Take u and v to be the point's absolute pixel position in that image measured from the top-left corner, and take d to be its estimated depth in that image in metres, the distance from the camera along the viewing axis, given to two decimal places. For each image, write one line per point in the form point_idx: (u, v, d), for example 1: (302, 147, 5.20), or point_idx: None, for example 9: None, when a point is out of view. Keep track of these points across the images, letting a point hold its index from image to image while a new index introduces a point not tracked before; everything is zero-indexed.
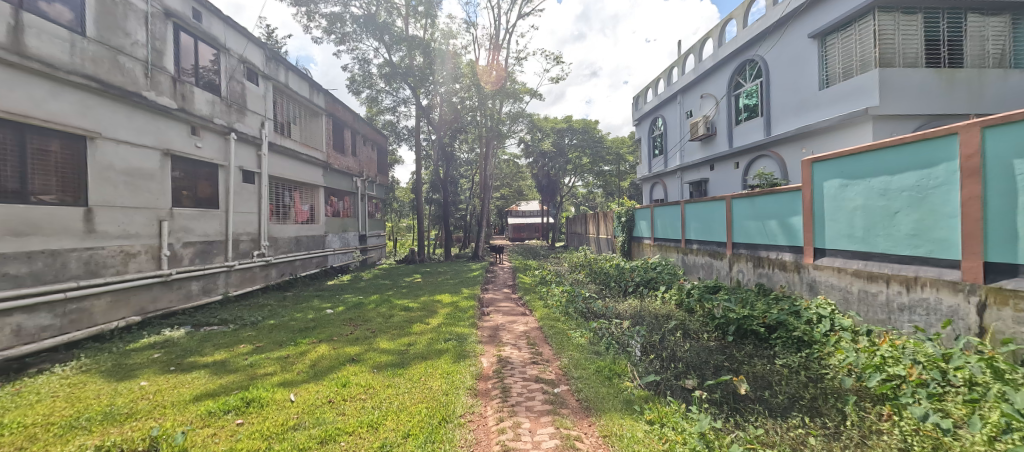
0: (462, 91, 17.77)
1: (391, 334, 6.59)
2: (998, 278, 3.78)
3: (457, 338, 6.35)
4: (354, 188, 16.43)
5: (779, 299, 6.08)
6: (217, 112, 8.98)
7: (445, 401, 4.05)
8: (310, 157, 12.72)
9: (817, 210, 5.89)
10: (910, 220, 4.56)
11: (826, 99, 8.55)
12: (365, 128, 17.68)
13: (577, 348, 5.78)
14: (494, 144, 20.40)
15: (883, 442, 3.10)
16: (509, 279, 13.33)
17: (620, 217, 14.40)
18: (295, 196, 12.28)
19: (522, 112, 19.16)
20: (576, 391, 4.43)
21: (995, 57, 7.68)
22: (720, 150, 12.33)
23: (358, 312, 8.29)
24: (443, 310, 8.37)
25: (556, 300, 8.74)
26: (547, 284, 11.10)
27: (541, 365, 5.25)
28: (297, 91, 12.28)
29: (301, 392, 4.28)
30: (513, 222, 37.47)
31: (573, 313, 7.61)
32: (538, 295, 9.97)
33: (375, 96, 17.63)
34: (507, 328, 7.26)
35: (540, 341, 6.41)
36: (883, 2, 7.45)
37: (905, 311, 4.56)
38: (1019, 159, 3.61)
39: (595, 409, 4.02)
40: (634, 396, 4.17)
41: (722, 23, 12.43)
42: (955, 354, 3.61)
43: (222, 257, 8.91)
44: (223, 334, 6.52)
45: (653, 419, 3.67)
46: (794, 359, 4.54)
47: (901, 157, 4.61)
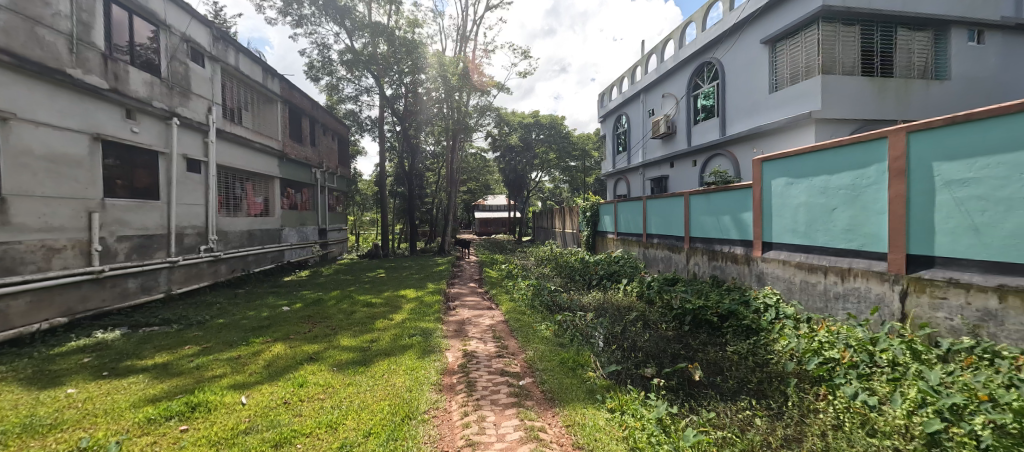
0: (428, 82, 17.35)
1: (352, 331, 6.48)
2: (918, 268, 4.19)
3: (422, 333, 6.33)
4: (313, 180, 15.88)
5: (730, 290, 6.47)
6: (157, 95, 8.41)
7: (409, 398, 4.06)
8: (264, 145, 12.15)
9: (766, 206, 6.27)
10: (845, 216, 4.95)
11: (776, 101, 9.04)
12: (325, 117, 17.07)
13: (543, 341, 5.91)
14: (461, 138, 20.20)
15: (819, 420, 3.38)
16: (476, 274, 13.32)
17: (585, 211, 14.69)
18: (247, 188, 11.74)
19: (489, 105, 19.20)
20: (540, 383, 4.55)
21: (919, 68, 8.42)
22: (679, 147, 12.79)
23: (318, 309, 8.08)
24: (408, 306, 8.29)
25: (522, 293, 8.87)
26: (513, 277, 11.21)
27: (507, 359, 5.34)
28: (249, 75, 11.69)
29: (254, 395, 4.15)
30: (480, 217, 37.46)
31: (539, 306, 7.76)
32: (504, 289, 10.08)
33: (335, 84, 17.06)
34: (473, 322, 7.32)
35: (506, 334, 6.50)
36: (822, 13, 7.99)
37: (840, 299, 4.96)
38: (938, 162, 3.98)
39: (557, 399, 4.14)
40: (597, 386, 4.34)
41: (682, 25, 12.85)
42: (881, 338, 4.00)
43: (164, 252, 8.42)
44: (165, 336, 6.19)
45: (614, 407, 3.85)
46: (743, 346, 4.87)
47: (840, 157, 4.97)
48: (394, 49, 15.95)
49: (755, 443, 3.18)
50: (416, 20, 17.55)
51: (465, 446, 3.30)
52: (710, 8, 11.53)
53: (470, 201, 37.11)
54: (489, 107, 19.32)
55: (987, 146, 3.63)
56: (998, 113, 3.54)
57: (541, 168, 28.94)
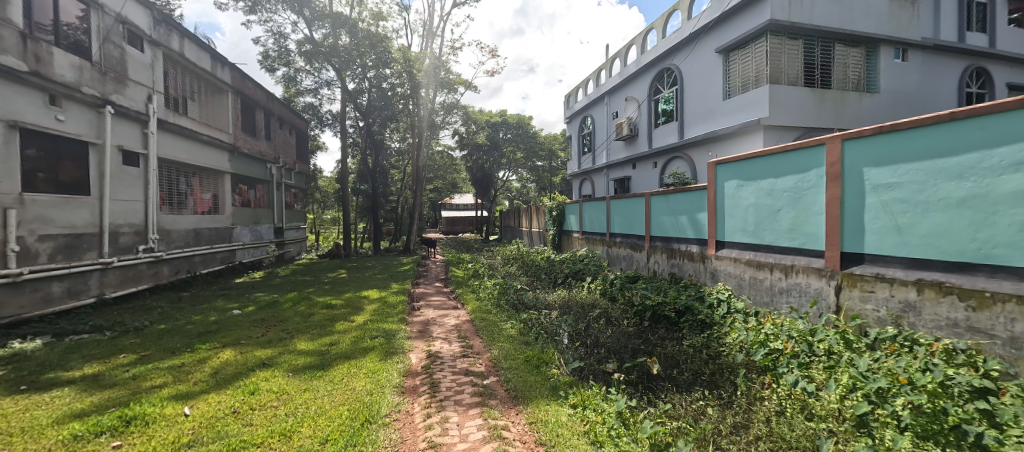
0: (392, 77, 16.55)
1: (310, 334, 6.33)
2: (850, 264, 4.57)
3: (385, 334, 6.27)
4: (268, 176, 15.27)
5: (687, 286, 6.79)
6: (87, 80, 7.83)
7: (370, 402, 4.03)
8: (212, 138, 11.57)
9: (719, 207, 6.62)
10: (789, 217, 5.31)
11: (729, 108, 9.54)
12: (281, 110, 16.42)
13: (508, 339, 6.00)
14: (427, 135, 19.96)
15: (765, 407, 3.65)
16: (442, 273, 13.25)
17: (550, 211, 14.92)
18: (194, 183, 11.15)
19: (456, 103, 19.20)
20: (504, 382, 4.62)
21: (853, 82, 9.14)
22: (641, 150, 13.23)
23: (273, 311, 7.81)
24: (370, 307, 8.15)
25: (488, 292, 8.92)
26: (479, 277, 11.24)
27: (471, 358, 5.38)
28: (195, 62, 11.09)
29: (199, 405, 3.99)
30: (447, 215, 37.15)
31: (504, 305, 7.83)
32: (470, 288, 10.10)
33: (293, 75, 16.46)
34: (438, 322, 7.29)
35: (471, 333, 6.53)
36: (767, 27, 8.52)
37: (784, 293, 5.34)
38: (869, 168, 4.36)
39: (521, 397, 4.22)
40: (560, 383, 4.46)
41: (644, 31, 13.30)
42: (819, 329, 4.34)
43: (95, 253, 7.87)
44: (96, 344, 5.80)
45: (576, 403, 3.97)
46: (698, 339, 5.12)
47: (784, 162, 5.34)
48: (357, 41, 15.60)
49: (707, 432, 3.37)
50: (380, 13, 17.20)
51: (427, 448, 3.31)
52: (670, 16, 11.99)
53: (437, 200, 36.74)
54: (456, 104, 19.24)
55: (910, 155, 4.00)
56: (920, 124, 3.91)
57: (509, 167, 29.07)
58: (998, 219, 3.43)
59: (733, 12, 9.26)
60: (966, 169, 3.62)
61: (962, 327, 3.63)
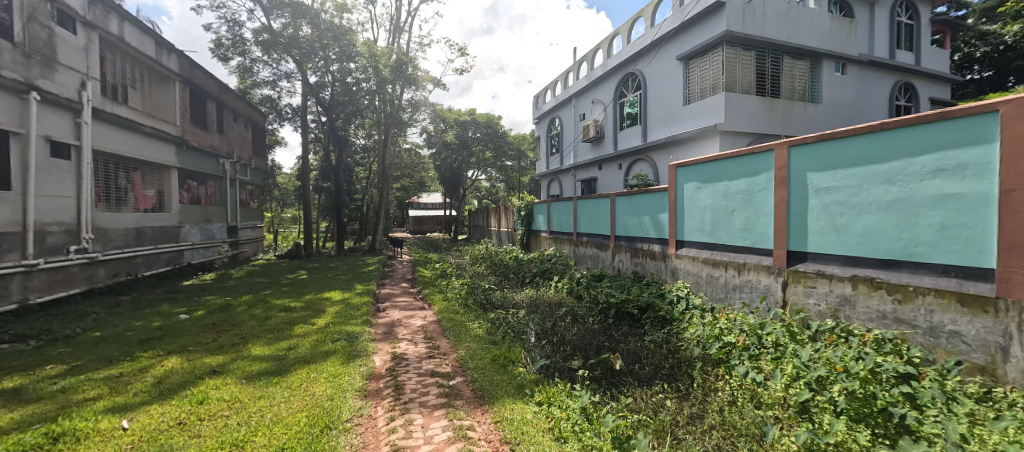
0: (358, 71, 16.26)
1: (266, 338, 6.13)
2: (795, 261, 4.91)
3: (348, 337, 6.17)
4: (221, 171, 14.62)
5: (649, 284, 7.06)
6: (9, 63, 7.23)
7: (330, 407, 3.98)
8: (156, 129, 10.95)
9: (679, 207, 6.92)
10: (742, 218, 5.63)
11: (688, 113, 9.96)
12: (235, 102, 15.70)
13: (475, 339, 6.04)
14: (393, 132, 19.59)
15: (718, 397, 3.87)
16: (409, 274, 13.09)
17: (519, 210, 15.04)
18: (135, 178, 10.54)
19: (424, 100, 18.99)
20: (471, 382, 4.66)
21: (799, 92, 9.77)
22: (607, 151, 13.56)
23: (224, 315, 7.49)
24: (332, 309, 7.97)
25: (456, 292, 8.92)
26: (446, 277, 11.19)
27: (437, 359, 5.39)
28: (136, 47, 10.44)
29: (139, 417, 3.80)
30: (415, 215, 36.63)
31: (472, 305, 7.86)
32: (437, 288, 10.04)
33: (249, 66, 15.79)
34: (403, 323, 7.22)
35: (437, 334, 6.52)
36: (722, 38, 8.96)
37: (736, 289, 5.66)
38: (812, 173, 4.70)
39: (487, 397, 4.28)
40: (526, 381, 4.55)
41: (610, 36, 13.65)
42: (768, 323, 4.65)
43: (18, 255, 7.30)
44: (18, 355, 5.38)
45: (542, 400, 4.07)
46: (659, 335, 5.34)
47: (738, 166, 5.66)
48: (319, 33, 15.21)
49: (665, 424, 3.54)
50: (345, 5, 16.77)
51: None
52: (634, 22, 12.38)
53: (404, 199, 36.16)
54: (423, 102, 19.01)
55: (848, 161, 4.34)
56: (855, 134, 4.24)
57: (478, 166, 29.03)
58: (921, 221, 3.78)
59: (692, 21, 9.68)
60: (894, 175, 3.96)
61: (890, 318, 3.97)
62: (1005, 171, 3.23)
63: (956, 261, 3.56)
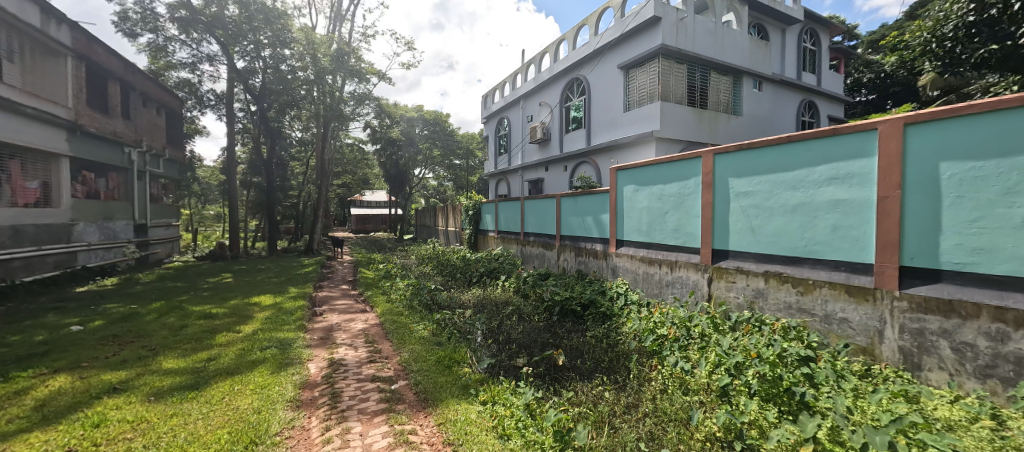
0: (293, 59, 15.46)
1: (182, 349, 5.69)
2: (718, 259, 5.39)
3: (279, 344, 5.89)
4: (126, 162, 13.33)
5: (591, 282, 7.40)
6: None
7: (257, 421, 3.81)
8: (39, 110, 9.68)
9: (619, 209, 7.30)
10: (674, 218, 6.08)
11: (628, 119, 10.50)
12: (144, 84, 14.21)
13: (419, 341, 6.00)
14: (334, 126, 18.71)
15: (651, 386, 4.16)
16: (349, 275, 12.66)
17: (467, 210, 15.05)
18: (12, 168, 9.40)
19: (368, 94, 18.21)
20: (414, 384, 4.66)
21: (724, 104, 10.66)
22: (553, 153, 13.93)
23: (129, 325, 6.83)
24: (261, 315, 7.53)
25: (400, 293, 8.77)
26: (390, 278, 10.95)
27: (379, 363, 5.33)
28: (15, 15, 9.14)
29: (17, 447, 3.39)
30: (357, 212, 35.29)
31: (417, 306, 7.80)
32: (380, 290, 9.80)
33: (163, 45, 14.39)
34: (343, 327, 7.01)
35: (380, 337, 6.41)
36: (658, 50, 9.54)
37: (669, 285, 6.10)
38: (733, 178, 5.17)
39: (431, 399, 4.30)
40: (471, 381, 4.63)
41: (556, 41, 14.02)
42: (695, 316, 5.06)
43: None
44: None
45: (486, 399, 4.16)
46: (599, 330, 5.62)
47: (671, 170, 6.09)
48: (249, 14, 14.24)
49: (603, 414, 3.76)
50: None
51: None
52: (579, 29, 12.84)
53: (346, 196, 34.69)
54: (368, 96, 18.32)
55: (761, 169, 4.84)
56: (767, 144, 4.74)
57: (425, 164, 28.58)
58: (818, 222, 4.31)
59: (631, 33, 10.24)
60: (798, 181, 4.49)
61: (795, 308, 4.49)
62: (883, 180, 3.78)
63: (846, 257, 4.10)
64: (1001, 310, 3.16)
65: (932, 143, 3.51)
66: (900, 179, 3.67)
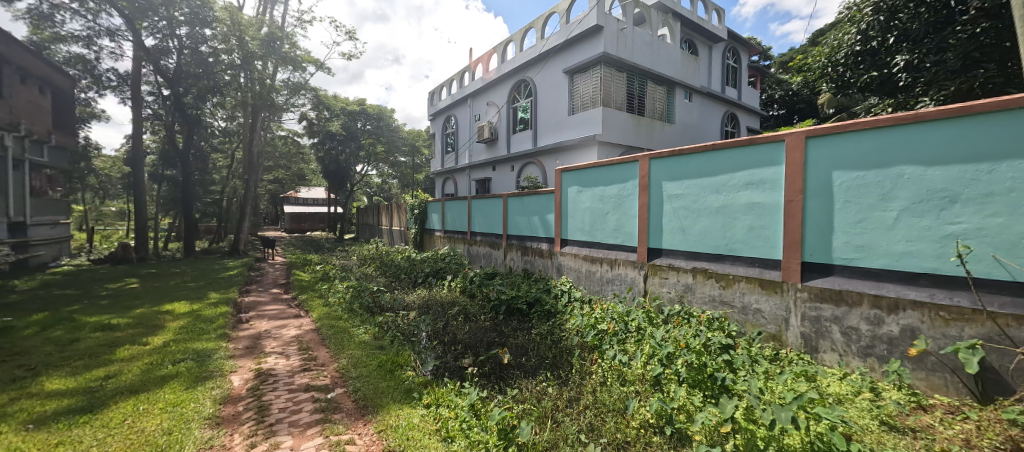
0: (214, 40, 14.45)
1: (72, 367, 5.10)
2: (653, 257, 5.77)
3: (197, 356, 5.48)
4: None
5: (537, 281, 7.60)
6: None
7: (168, 443, 3.54)
8: None
9: (564, 209, 7.56)
10: (614, 219, 6.41)
11: (572, 122, 10.86)
12: (20, 57, 12.53)
13: (359, 345, 5.85)
14: (263, 116, 17.50)
15: (592, 379, 4.37)
16: (281, 278, 11.96)
17: (412, 209, 14.78)
18: None
19: (303, 84, 17.29)
20: (352, 392, 4.55)
21: (659, 112, 11.37)
22: (500, 153, 14.06)
23: (4, 341, 5.99)
24: (174, 324, 6.92)
25: (338, 296, 8.45)
26: (328, 280, 10.51)
27: (313, 371, 5.14)
28: None
29: None
30: (292, 210, 33.29)
31: (358, 309, 7.58)
32: (316, 293, 9.38)
33: (49, 15, 12.66)
34: (273, 335, 6.65)
35: (315, 344, 6.16)
36: (600, 58, 9.96)
37: (609, 282, 6.43)
38: (666, 182, 5.56)
39: (370, 406, 4.22)
40: (414, 385, 4.59)
41: (504, 41, 14.17)
42: (633, 311, 5.39)
43: None
44: None
45: (430, 402, 4.16)
46: (544, 328, 5.79)
47: (611, 173, 6.43)
48: None
49: (547, 410, 3.88)
50: None
51: None
52: (526, 32, 13.10)
53: (279, 192, 32.60)
54: (303, 85, 17.38)
55: (690, 173, 5.26)
56: (695, 151, 5.16)
57: (367, 161, 27.58)
58: (738, 223, 4.77)
59: (575, 39, 10.61)
60: (721, 186, 4.93)
61: (717, 300, 4.93)
62: (789, 186, 4.26)
63: (760, 255, 4.57)
64: (879, 297, 3.69)
65: (828, 154, 4.02)
66: (803, 185, 4.17)
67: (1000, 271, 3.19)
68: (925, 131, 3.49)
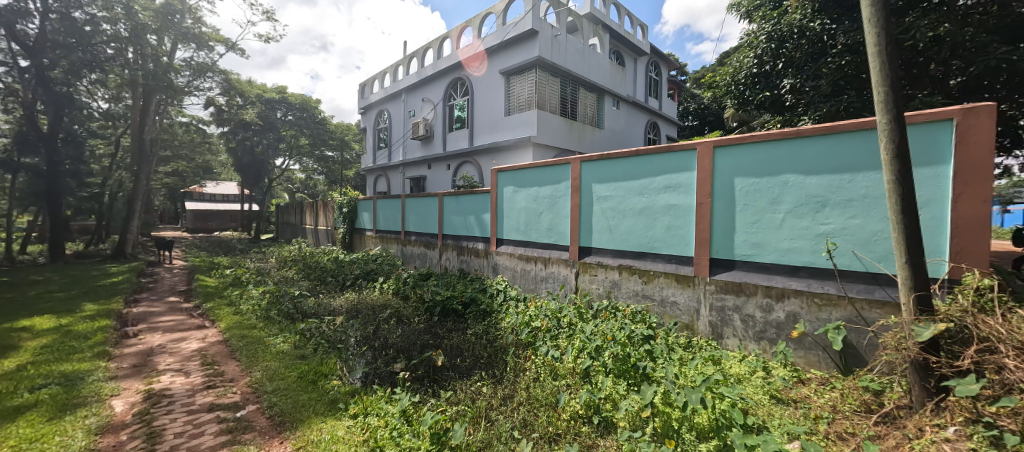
0: (92, 6, 12.59)
1: None
2: (584, 255, 6.09)
3: (65, 381, 4.79)
4: None
5: (473, 280, 7.66)
6: None
7: None
8: None
9: (499, 209, 7.69)
10: (547, 219, 6.66)
11: (508, 123, 11.05)
12: None
13: (277, 356, 5.49)
14: (159, 98, 15.58)
15: (526, 375, 4.50)
16: (181, 285, 10.76)
17: (340, 207, 14.07)
18: None
19: (209, 66, 15.78)
20: (267, 408, 4.28)
21: (590, 117, 11.95)
22: (436, 151, 13.89)
23: None
24: (35, 344, 5.97)
25: (252, 303, 7.84)
26: (239, 286, 9.67)
27: (219, 389, 4.73)
28: None
29: None
30: (194, 208, 29.94)
31: (276, 316, 7.11)
32: (225, 300, 8.59)
33: None
34: (169, 350, 6.01)
35: (224, 357, 5.67)
36: (535, 62, 10.25)
37: (543, 280, 6.66)
38: (596, 184, 5.89)
39: (288, 422, 4.01)
40: (340, 395, 4.44)
41: (441, 37, 14.03)
42: (565, 308, 5.64)
43: None
44: None
45: (357, 412, 4.05)
46: (480, 327, 5.84)
47: (546, 174, 6.67)
48: None
49: (481, 409, 3.94)
50: None
51: None
52: (462, 30, 13.08)
53: (181, 188, 29.22)
54: (208, 67, 15.83)
55: (616, 177, 5.63)
56: (620, 156, 5.53)
57: (288, 154, 25.69)
58: (657, 223, 5.19)
59: (511, 41, 10.81)
60: (643, 188, 5.34)
61: (640, 294, 5.33)
62: (699, 190, 4.74)
63: (676, 252, 5.02)
64: (769, 288, 4.24)
65: (732, 162, 4.52)
66: (711, 190, 4.65)
67: (858, 264, 3.83)
68: (805, 145, 4.07)
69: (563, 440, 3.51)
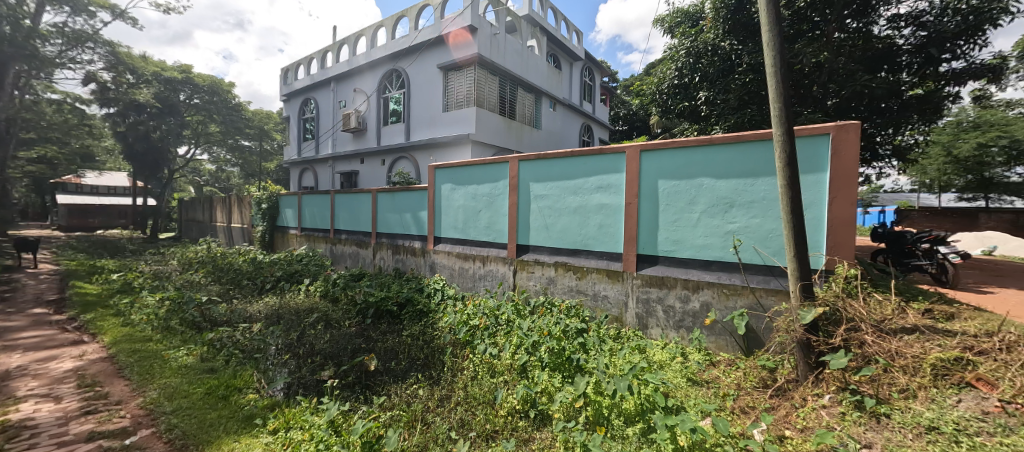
0: None
1: None
2: (521, 252, 6.25)
3: None
4: None
5: (409, 280, 7.54)
6: None
7: None
8: None
9: (437, 205, 7.62)
10: (485, 217, 6.74)
11: (447, 120, 10.96)
12: None
13: (179, 371, 4.99)
14: (21, 71, 13.28)
15: (463, 374, 4.54)
16: (51, 294, 9.32)
17: (258, 203, 13.02)
18: None
19: (84, 34, 13.77)
20: (165, 431, 3.90)
21: (527, 118, 12.19)
22: (369, 145, 13.38)
23: None
24: None
25: (146, 313, 7.01)
26: (130, 292, 8.62)
27: (103, 413, 4.22)
28: None
29: None
30: (71, 202, 25.95)
31: (180, 325, 6.47)
32: (111, 310, 7.61)
33: None
34: (37, 371, 5.22)
35: (110, 376, 5.05)
36: (474, 59, 10.27)
37: (481, 278, 6.73)
38: (533, 183, 6.06)
39: (192, 445, 3.70)
40: (256, 410, 4.16)
41: (375, 26, 13.54)
42: (503, 305, 5.76)
43: None
44: None
45: (278, 426, 3.84)
46: (416, 328, 5.77)
47: (484, 172, 6.72)
48: None
49: (416, 413, 3.90)
50: None
51: None
52: (398, 20, 12.74)
53: (55, 179, 25.22)
54: (83, 36, 13.82)
55: (552, 176, 5.84)
56: (556, 156, 5.75)
57: (194, 142, 23.16)
58: (590, 221, 5.48)
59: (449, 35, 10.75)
60: (577, 188, 5.60)
61: (574, 290, 5.59)
62: (628, 190, 5.07)
63: (607, 249, 5.34)
64: (687, 281, 4.67)
65: (656, 165, 4.89)
66: (638, 190, 5.01)
67: (758, 258, 4.34)
68: (717, 152, 4.52)
69: (499, 437, 3.62)
